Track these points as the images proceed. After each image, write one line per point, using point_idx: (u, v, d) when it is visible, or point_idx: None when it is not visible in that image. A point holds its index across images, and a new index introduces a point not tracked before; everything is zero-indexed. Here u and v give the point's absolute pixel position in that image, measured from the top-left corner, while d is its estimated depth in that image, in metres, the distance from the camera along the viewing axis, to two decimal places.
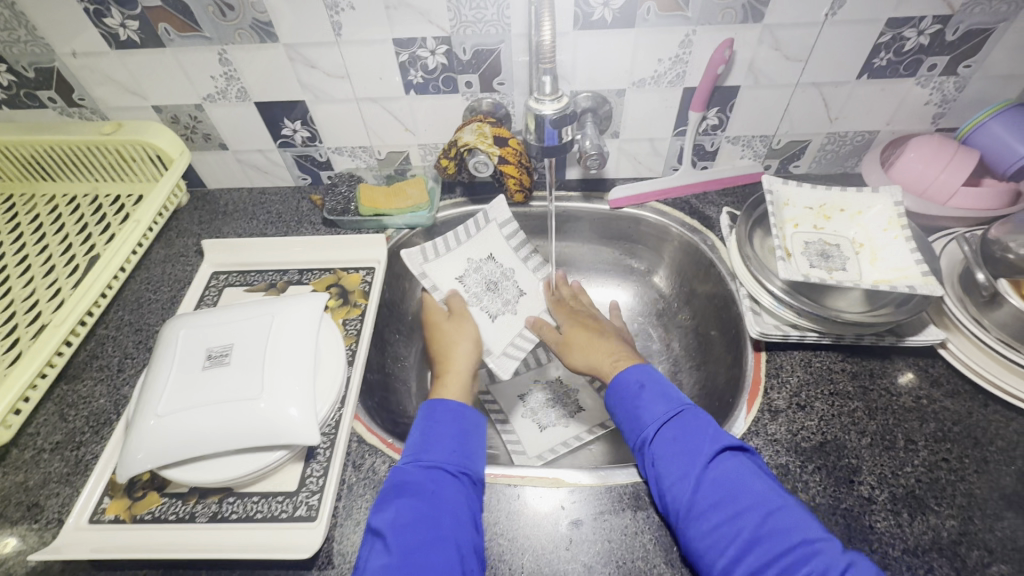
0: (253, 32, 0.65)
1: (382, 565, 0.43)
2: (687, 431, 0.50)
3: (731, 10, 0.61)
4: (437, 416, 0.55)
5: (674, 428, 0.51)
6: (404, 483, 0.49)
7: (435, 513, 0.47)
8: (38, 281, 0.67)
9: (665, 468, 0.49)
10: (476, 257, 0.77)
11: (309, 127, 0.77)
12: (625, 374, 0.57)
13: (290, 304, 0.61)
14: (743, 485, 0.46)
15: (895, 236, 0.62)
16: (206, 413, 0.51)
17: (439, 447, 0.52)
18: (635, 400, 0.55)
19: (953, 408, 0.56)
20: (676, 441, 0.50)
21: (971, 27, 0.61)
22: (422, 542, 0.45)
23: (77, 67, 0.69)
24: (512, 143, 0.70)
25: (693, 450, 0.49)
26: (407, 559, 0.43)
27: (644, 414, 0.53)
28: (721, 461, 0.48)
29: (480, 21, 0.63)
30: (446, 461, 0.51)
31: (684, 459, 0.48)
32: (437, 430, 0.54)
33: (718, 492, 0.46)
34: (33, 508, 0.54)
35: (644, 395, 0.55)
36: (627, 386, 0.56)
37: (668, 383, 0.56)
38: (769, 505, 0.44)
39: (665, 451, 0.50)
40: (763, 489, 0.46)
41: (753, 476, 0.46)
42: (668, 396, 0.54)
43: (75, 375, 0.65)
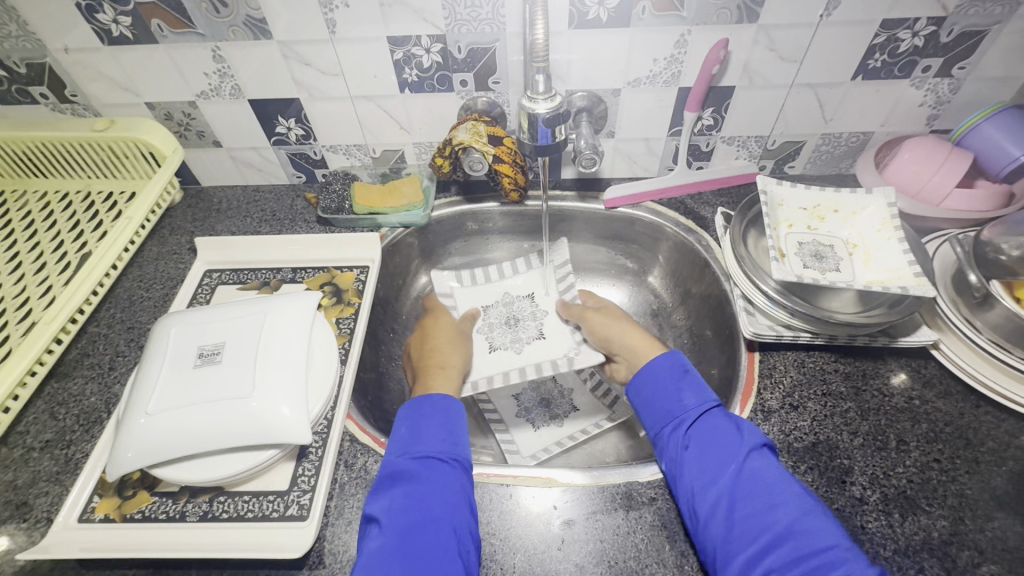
0: (247, 28, 0.64)
1: (377, 547, 0.44)
2: (726, 422, 0.51)
3: (727, 10, 0.60)
4: (425, 411, 0.56)
5: (713, 416, 0.52)
6: (397, 474, 0.49)
7: (427, 497, 0.47)
8: (29, 278, 0.67)
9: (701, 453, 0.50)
10: (514, 293, 0.82)
11: (304, 125, 0.77)
12: (664, 359, 0.59)
13: (283, 302, 0.61)
14: (778, 481, 0.46)
15: (888, 237, 0.62)
16: (198, 411, 0.51)
17: (430, 437, 0.53)
18: (677, 384, 0.56)
19: (945, 409, 0.56)
20: (714, 431, 0.51)
21: (965, 29, 0.61)
22: (414, 525, 0.45)
23: (70, 63, 0.69)
24: (506, 142, 0.70)
25: (732, 441, 0.49)
26: (403, 541, 0.44)
27: (685, 400, 0.55)
28: (757, 455, 0.48)
29: (475, 19, 0.63)
30: (438, 450, 0.52)
31: (723, 447, 0.49)
32: (426, 421, 0.54)
33: (751, 483, 0.47)
34: (21, 507, 0.54)
35: (687, 381, 0.56)
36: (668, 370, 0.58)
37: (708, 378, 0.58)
38: (803, 504, 0.45)
39: (702, 436, 0.51)
40: (797, 489, 0.46)
41: (787, 475, 0.47)
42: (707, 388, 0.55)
43: (66, 373, 0.65)
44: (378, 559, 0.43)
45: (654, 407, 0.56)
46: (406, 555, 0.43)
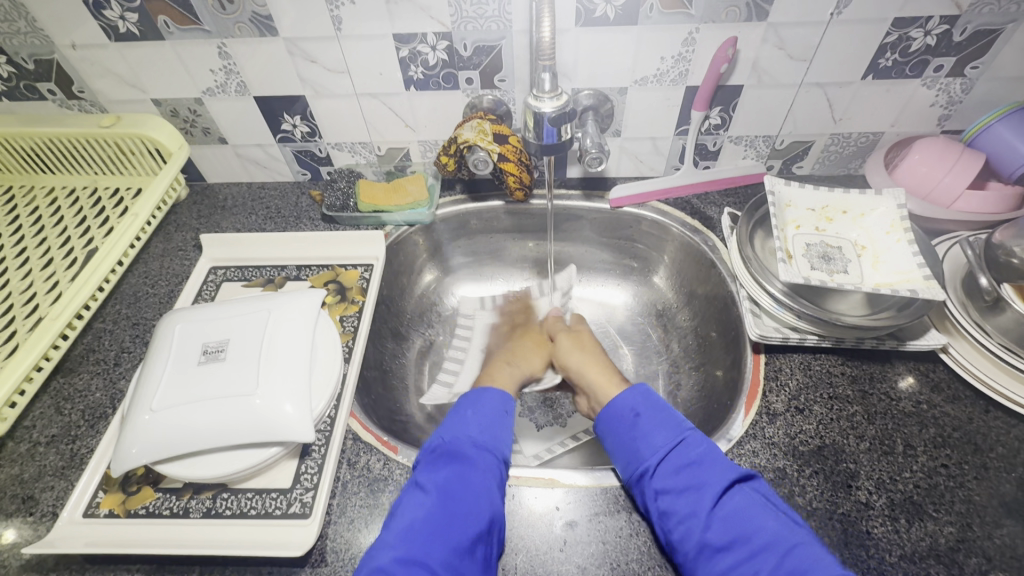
0: (253, 25, 0.64)
1: (421, 518, 0.46)
2: (689, 463, 0.49)
3: (736, 8, 0.60)
4: (487, 402, 0.60)
5: (676, 460, 0.50)
6: (456, 453, 0.52)
7: (478, 486, 0.49)
8: (36, 274, 0.67)
9: (671, 504, 0.47)
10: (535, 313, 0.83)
11: (309, 122, 0.77)
12: (618, 401, 0.58)
13: (287, 300, 0.61)
14: (755, 522, 0.44)
15: (898, 239, 0.61)
16: (203, 408, 0.51)
17: (489, 431, 0.56)
18: (633, 430, 0.55)
19: (953, 414, 0.55)
20: (679, 474, 0.49)
21: (979, 28, 0.60)
22: (459, 507, 0.47)
23: (77, 59, 0.69)
24: (512, 141, 0.69)
25: (699, 484, 0.47)
26: (446, 519, 0.47)
27: (643, 445, 0.53)
28: (728, 498, 0.46)
29: (481, 17, 0.62)
30: (492, 445, 0.55)
31: (691, 496, 0.47)
32: (490, 417, 0.58)
33: (730, 532, 0.44)
34: (27, 501, 0.54)
35: (640, 424, 0.55)
36: (622, 415, 0.57)
37: (665, 409, 0.56)
38: (783, 542, 0.42)
39: (668, 484, 0.49)
40: (777, 526, 0.44)
41: (764, 511, 0.45)
42: (666, 427, 0.53)
43: (72, 369, 0.65)
44: (420, 531, 0.46)
45: (620, 453, 0.54)
46: (445, 532, 0.46)
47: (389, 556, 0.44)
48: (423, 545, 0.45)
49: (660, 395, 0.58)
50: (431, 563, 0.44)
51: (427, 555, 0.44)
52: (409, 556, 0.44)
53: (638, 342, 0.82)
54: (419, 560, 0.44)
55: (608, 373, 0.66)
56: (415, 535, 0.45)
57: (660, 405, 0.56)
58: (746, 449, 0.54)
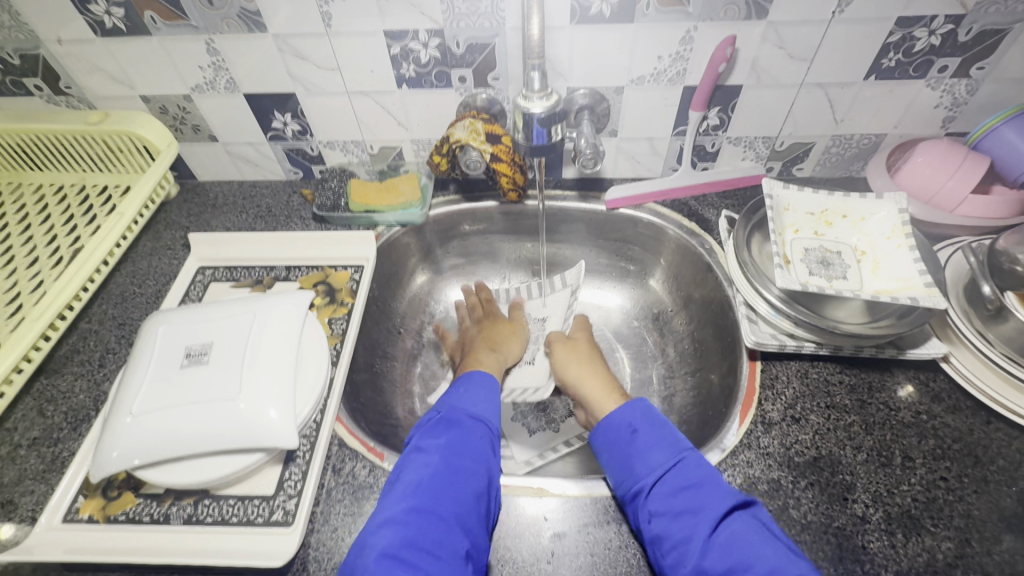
0: (241, 20, 0.63)
1: (427, 474, 0.47)
2: (687, 487, 0.47)
3: (734, 6, 0.58)
4: (477, 378, 0.59)
5: (672, 481, 0.48)
6: (454, 419, 0.53)
7: (475, 449, 0.50)
8: (21, 273, 0.66)
9: (666, 527, 0.45)
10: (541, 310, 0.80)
11: (300, 120, 0.75)
12: (616, 416, 0.56)
13: (273, 303, 0.60)
14: (753, 551, 0.42)
15: (899, 245, 0.59)
16: (185, 414, 0.50)
17: (483, 401, 0.56)
18: (629, 447, 0.52)
19: (954, 425, 0.54)
20: (677, 496, 0.47)
21: (985, 28, 0.58)
22: (463, 465, 0.48)
23: (64, 55, 0.68)
24: (504, 141, 0.68)
25: (698, 507, 0.46)
26: (453, 475, 0.47)
27: (639, 464, 0.51)
28: (725, 525, 0.44)
29: (474, 14, 0.61)
30: (486, 413, 0.55)
31: (688, 520, 0.45)
32: (480, 385, 0.58)
33: (726, 561, 0.42)
34: (6, 505, 0.53)
35: (638, 440, 0.52)
36: (618, 430, 0.54)
37: (663, 427, 0.53)
38: (781, 574, 0.40)
39: (664, 507, 0.47)
40: (775, 556, 0.41)
41: (762, 541, 0.43)
42: (663, 445, 0.51)
43: (56, 369, 0.64)
44: (427, 485, 0.46)
45: (614, 471, 0.52)
46: (453, 487, 0.46)
47: (401, 507, 0.44)
48: (432, 498, 0.45)
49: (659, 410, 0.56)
50: (442, 514, 0.44)
51: (437, 506, 0.44)
52: (419, 507, 0.44)
53: (635, 346, 0.80)
54: (429, 510, 0.44)
55: (605, 385, 0.63)
56: (423, 490, 0.45)
57: (658, 424, 0.54)
58: (740, 459, 0.53)
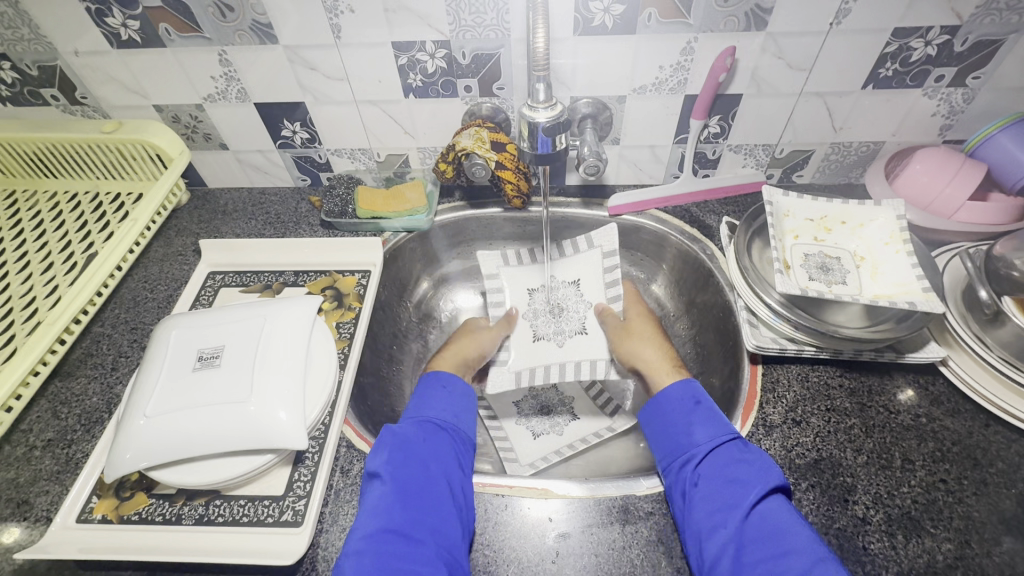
0: (253, 33, 0.65)
1: (378, 495, 0.48)
2: (738, 459, 0.49)
3: (734, 18, 0.60)
4: (427, 385, 0.61)
5: (728, 452, 0.50)
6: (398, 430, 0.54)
7: (426, 455, 0.51)
8: (36, 278, 0.68)
9: (712, 492, 0.48)
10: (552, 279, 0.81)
11: (309, 128, 0.77)
12: (675, 390, 0.58)
13: (283, 307, 0.61)
14: (792, 527, 0.44)
15: (897, 251, 0.60)
16: (198, 415, 0.51)
17: (430, 406, 0.58)
18: (688, 415, 0.55)
19: (953, 428, 0.55)
20: (728, 466, 0.49)
21: (980, 39, 0.60)
22: (415, 476, 0.49)
23: (80, 66, 0.70)
24: (509, 149, 0.70)
25: (745, 479, 0.48)
26: (405, 489, 0.48)
27: (698, 432, 0.53)
28: (770, 500, 0.46)
29: (479, 26, 0.63)
30: (439, 416, 0.56)
31: (736, 488, 0.47)
32: (433, 391, 0.60)
33: (763, 529, 0.44)
34: (21, 505, 0.54)
35: (698, 411, 0.55)
36: (678, 402, 0.57)
37: (719, 409, 0.55)
38: (815, 552, 0.42)
39: (714, 474, 0.49)
40: (811, 537, 0.43)
41: (801, 522, 0.44)
42: (718, 422, 0.53)
43: (70, 372, 0.65)
44: (380, 505, 0.47)
45: (668, 438, 0.55)
46: (407, 500, 0.48)
47: (359, 534, 0.45)
48: (387, 516, 0.46)
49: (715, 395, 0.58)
50: (399, 528, 0.46)
51: (393, 522, 0.46)
52: (377, 529, 0.45)
53: None
54: (387, 529, 0.45)
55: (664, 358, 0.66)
56: (377, 510, 0.47)
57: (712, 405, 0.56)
58: None
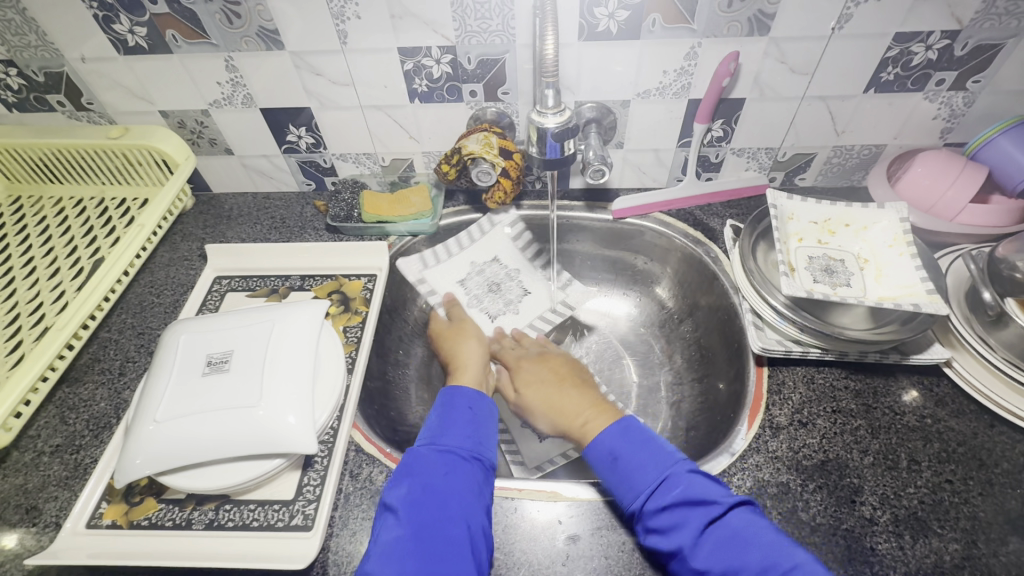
0: (259, 39, 0.65)
1: (393, 539, 0.45)
2: (668, 502, 0.47)
3: (737, 23, 0.60)
4: (452, 406, 0.57)
5: (658, 497, 0.48)
6: (419, 463, 0.51)
7: (444, 491, 0.48)
8: (43, 284, 0.68)
9: (660, 542, 0.46)
10: (480, 260, 0.81)
11: (314, 133, 0.77)
12: (601, 442, 0.54)
13: (290, 311, 0.61)
14: (744, 551, 0.43)
15: (901, 253, 0.61)
16: (207, 420, 0.51)
17: (454, 434, 0.54)
18: (611, 474, 0.52)
19: (958, 429, 0.55)
20: (664, 512, 0.47)
21: (980, 43, 0.60)
22: (431, 515, 0.46)
23: (87, 72, 0.70)
24: (515, 157, 0.71)
25: (681, 521, 0.46)
26: (419, 535, 0.45)
27: (625, 487, 0.50)
28: (715, 533, 0.45)
29: (485, 31, 0.63)
30: (461, 446, 0.53)
31: (675, 534, 0.46)
32: (456, 416, 0.56)
33: (719, 567, 0.43)
34: (31, 511, 0.54)
35: (618, 462, 0.52)
36: (600, 455, 0.54)
37: (648, 442, 0.52)
38: (773, 569, 0.42)
39: (653, 523, 0.47)
40: (766, 551, 0.43)
41: (751, 540, 0.44)
42: (648, 461, 0.51)
43: (78, 378, 0.65)
44: (392, 551, 0.44)
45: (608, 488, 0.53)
46: (420, 548, 0.44)
47: None
48: (396, 565, 0.43)
49: (640, 424, 0.55)
50: None
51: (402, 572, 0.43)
52: None
53: (641, 353, 0.82)
54: None
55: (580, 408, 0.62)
56: (388, 557, 0.44)
57: (647, 438, 0.53)
58: (749, 463, 0.54)
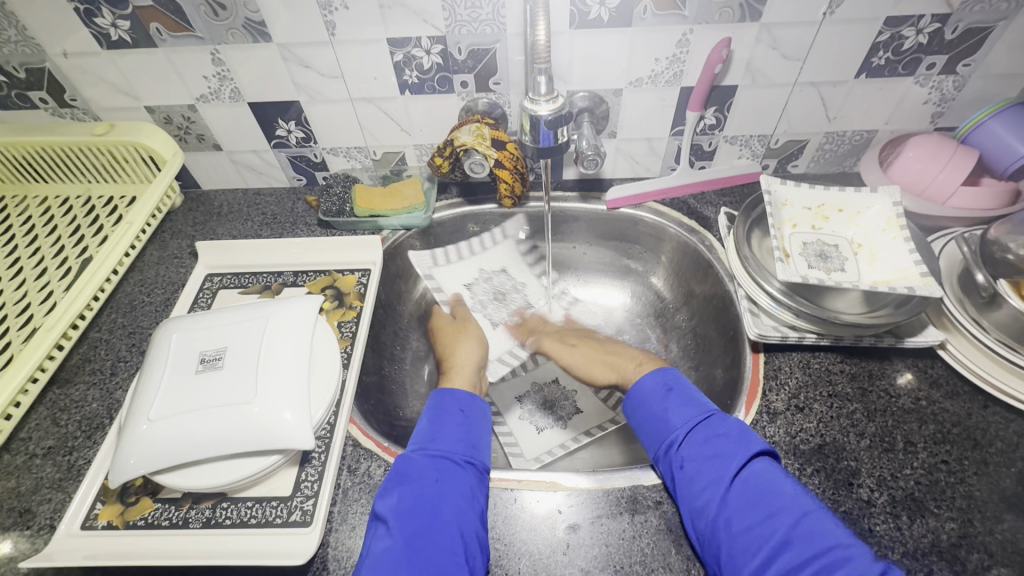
0: (246, 31, 0.64)
1: (384, 548, 0.44)
2: (715, 435, 0.51)
3: (729, 9, 0.60)
4: (443, 412, 0.57)
5: (704, 432, 0.52)
6: (411, 470, 0.50)
7: (436, 498, 0.48)
8: (30, 284, 0.67)
9: (698, 471, 0.49)
10: (489, 268, 0.83)
11: (304, 128, 0.76)
12: (647, 380, 0.60)
13: (284, 307, 0.61)
14: (775, 486, 0.46)
15: (894, 237, 0.61)
16: (201, 418, 0.51)
17: (445, 438, 0.54)
18: (664, 402, 0.57)
19: (952, 410, 0.56)
20: (706, 444, 0.51)
21: (970, 26, 0.60)
22: (423, 522, 0.46)
23: (70, 68, 0.69)
24: (509, 147, 0.70)
25: (725, 453, 0.49)
26: (410, 544, 0.45)
27: (672, 419, 0.55)
28: (752, 466, 0.48)
29: (475, 20, 0.62)
30: (452, 451, 0.53)
31: (717, 462, 0.49)
32: (446, 420, 0.56)
33: (749, 496, 0.46)
34: (24, 514, 0.53)
35: (672, 398, 0.57)
36: (652, 391, 0.59)
37: (693, 391, 0.58)
38: (799, 507, 0.45)
39: (696, 452, 0.50)
40: (793, 492, 0.46)
41: (783, 479, 0.47)
42: (694, 403, 0.55)
43: (68, 379, 0.64)
44: (383, 560, 0.43)
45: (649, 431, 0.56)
46: (412, 557, 0.44)
47: None
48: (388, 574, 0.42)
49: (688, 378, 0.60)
50: None
51: None
52: None
53: (638, 342, 0.82)
54: None
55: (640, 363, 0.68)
56: (379, 567, 0.43)
57: (689, 387, 0.58)
58: None
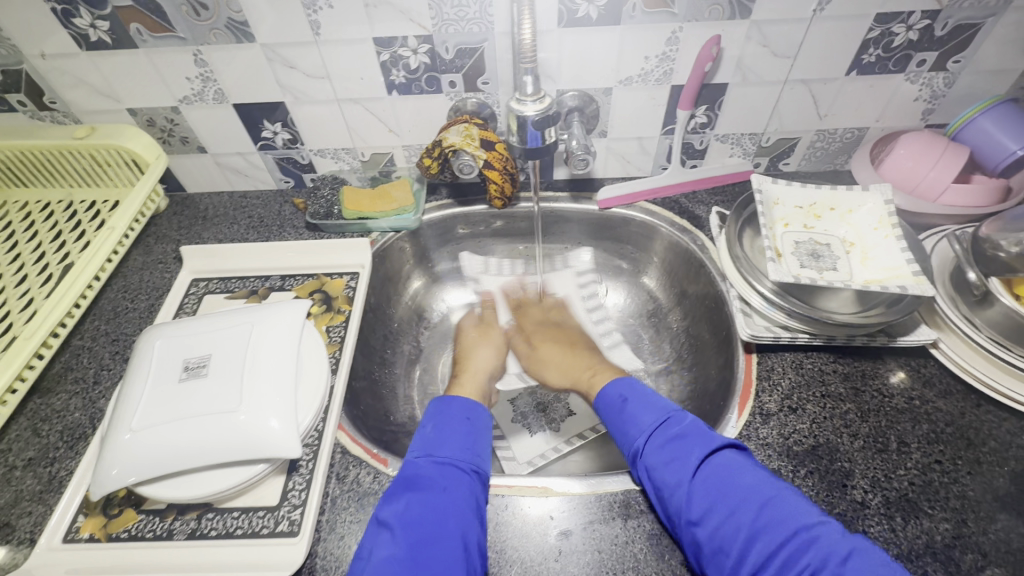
0: (228, 31, 0.63)
1: (388, 557, 0.43)
2: (674, 438, 0.51)
3: (718, 6, 0.59)
4: (450, 419, 0.57)
5: (662, 436, 0.52)
6: (416, 477, 0.50)
7: (443, 505, 0.47)
8: (10, 291, 0.65)
9: (660, 475, 0.49)
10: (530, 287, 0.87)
11: (290, 129, 0.75)
12: (608, 389, 0.62)
13: (270, 313, 0.60)
14: (735, 478, 0.47)
15: (885, 235, 0.61)
16: (186, 427, 0.50)
17: (450, 445, 0.54)
18: (621, 413, 0.58)
19: (945, 409, 0.55)
20: (665, 448, 0.51)
21: (960, 22, 0.60)
22: (428, 531, 0.45)
23: (48, 70, 0.67)
24: (497, 148, 0.69)
25: (684, 453, 0.50)
26: (416, 553, 0.44)
27: (632, 427, 0.56)
28: (712, 462, 0.48)
29: (462, 19, 0.61)
30: (458, 458, 0.52)
31: (676, 464, 0.49)
32: (451, 427, 0.56)
33: (711, 495, 0.46)
34: (4, 528, 0.52)
35: (628, 408, 0.58)
36: (610, 402, 0.60)
37: (651, 396, 0.59)
38: (761, 495, 0.45)
39: (657, 458, 0.50)
40: (755, 481, 0.46)
41: (744, 470, 0.47)
42: (652, 407, 0.56)
43: (50, 389, 0.63)
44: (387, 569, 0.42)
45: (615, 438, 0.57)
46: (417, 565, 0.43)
47: None
48: None
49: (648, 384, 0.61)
50: None
51: None
52: None
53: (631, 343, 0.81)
54: None
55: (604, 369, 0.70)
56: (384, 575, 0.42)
57: (649, 393, 0.59)
58: None
